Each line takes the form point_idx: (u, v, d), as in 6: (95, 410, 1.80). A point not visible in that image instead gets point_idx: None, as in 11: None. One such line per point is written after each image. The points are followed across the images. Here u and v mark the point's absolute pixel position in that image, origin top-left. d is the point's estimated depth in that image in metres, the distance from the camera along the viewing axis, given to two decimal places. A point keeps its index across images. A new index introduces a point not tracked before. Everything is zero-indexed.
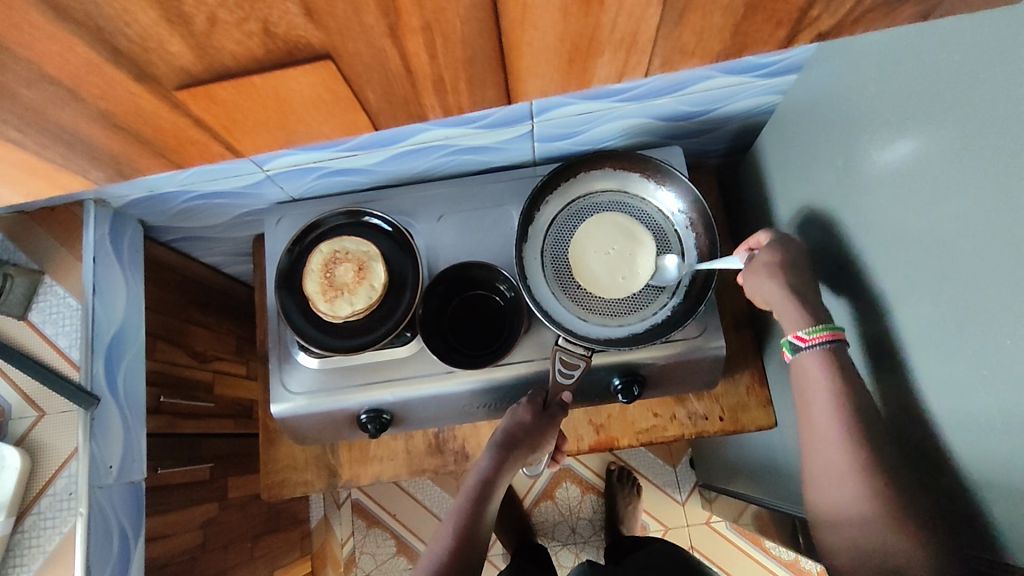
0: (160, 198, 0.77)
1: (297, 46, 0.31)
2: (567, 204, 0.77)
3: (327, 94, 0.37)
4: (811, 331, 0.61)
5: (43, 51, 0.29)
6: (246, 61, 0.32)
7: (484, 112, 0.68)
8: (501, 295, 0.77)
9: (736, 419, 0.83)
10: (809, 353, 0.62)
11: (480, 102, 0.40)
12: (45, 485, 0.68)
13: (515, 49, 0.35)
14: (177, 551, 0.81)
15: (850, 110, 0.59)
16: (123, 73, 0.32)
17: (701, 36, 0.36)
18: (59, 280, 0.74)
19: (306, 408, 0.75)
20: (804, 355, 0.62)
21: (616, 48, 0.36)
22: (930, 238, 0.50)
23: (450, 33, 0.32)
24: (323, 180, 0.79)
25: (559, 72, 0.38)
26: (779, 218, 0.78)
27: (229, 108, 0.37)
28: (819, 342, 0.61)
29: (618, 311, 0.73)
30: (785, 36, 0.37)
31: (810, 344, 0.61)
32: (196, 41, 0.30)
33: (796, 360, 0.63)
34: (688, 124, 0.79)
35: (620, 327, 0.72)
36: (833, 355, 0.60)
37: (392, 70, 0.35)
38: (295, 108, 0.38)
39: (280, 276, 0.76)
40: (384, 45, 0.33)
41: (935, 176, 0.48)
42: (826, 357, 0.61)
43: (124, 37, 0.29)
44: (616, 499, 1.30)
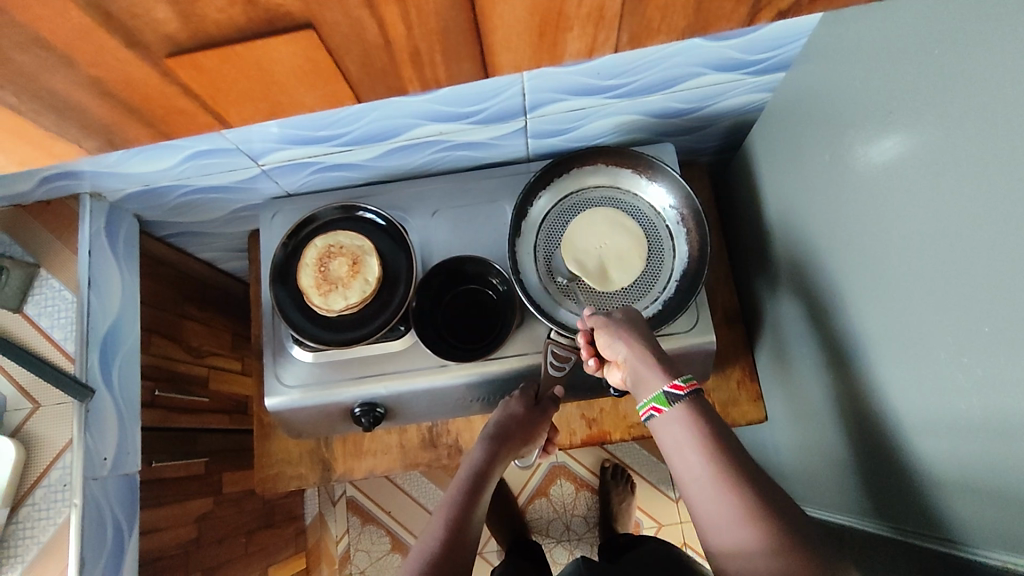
0: (156, 193, 0.77)
1: (277, 14, 0.32)
2: (561, 200, 0.78)
3: (307, 64, 0.36)
4: (684, 378, 0.57)
5: (37, 20, 0.29)
6: (237, 33, 0.32)
7: (476, 108, 0.69)
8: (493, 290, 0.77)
9: (727, 413, 0.86)
10: (684, 404, 0.55)
11: (458, 77, 0.40)
12: (39, 476, 0.68)
13: (488, 22, 0.35)
14: (171, 544, 0.81)
15: (837, 106, 0.60)
16: (114, 43, 0.32)
17: (667, 11, 0.36)
18: (55, 273, 0.74)
19: (300, 401, 0.75)
20: (681, 405, 0.55)
21: (585, 23, 0.37)
22: (912, 227, 0.51)
23: (423, 4, 0.33)
24: (317, 175, 0.80)
25: (531, 47, 0.38)
26: (769, 213, 0.78)
27: (216, 79, 0.36)
28: (695, 389, 0.56)
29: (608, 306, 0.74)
30: (749, 15, 0.38)
31: (687, 392, 0.56)
32: (182, 7, 0.30)
33: (666, 416, 0.56)
34: (681, 121, 0.80)
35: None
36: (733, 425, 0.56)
37: (370, 41, 0.35)
38: (277, 79, 0.37)
39: (275, 270, 0.77)
40: (361, 16, 0.33)
41: (917, 166, 0.49)
42: (693, 407, 0.55)
43: (116, 5, 0.29)
44: (610, 497, 1.32)
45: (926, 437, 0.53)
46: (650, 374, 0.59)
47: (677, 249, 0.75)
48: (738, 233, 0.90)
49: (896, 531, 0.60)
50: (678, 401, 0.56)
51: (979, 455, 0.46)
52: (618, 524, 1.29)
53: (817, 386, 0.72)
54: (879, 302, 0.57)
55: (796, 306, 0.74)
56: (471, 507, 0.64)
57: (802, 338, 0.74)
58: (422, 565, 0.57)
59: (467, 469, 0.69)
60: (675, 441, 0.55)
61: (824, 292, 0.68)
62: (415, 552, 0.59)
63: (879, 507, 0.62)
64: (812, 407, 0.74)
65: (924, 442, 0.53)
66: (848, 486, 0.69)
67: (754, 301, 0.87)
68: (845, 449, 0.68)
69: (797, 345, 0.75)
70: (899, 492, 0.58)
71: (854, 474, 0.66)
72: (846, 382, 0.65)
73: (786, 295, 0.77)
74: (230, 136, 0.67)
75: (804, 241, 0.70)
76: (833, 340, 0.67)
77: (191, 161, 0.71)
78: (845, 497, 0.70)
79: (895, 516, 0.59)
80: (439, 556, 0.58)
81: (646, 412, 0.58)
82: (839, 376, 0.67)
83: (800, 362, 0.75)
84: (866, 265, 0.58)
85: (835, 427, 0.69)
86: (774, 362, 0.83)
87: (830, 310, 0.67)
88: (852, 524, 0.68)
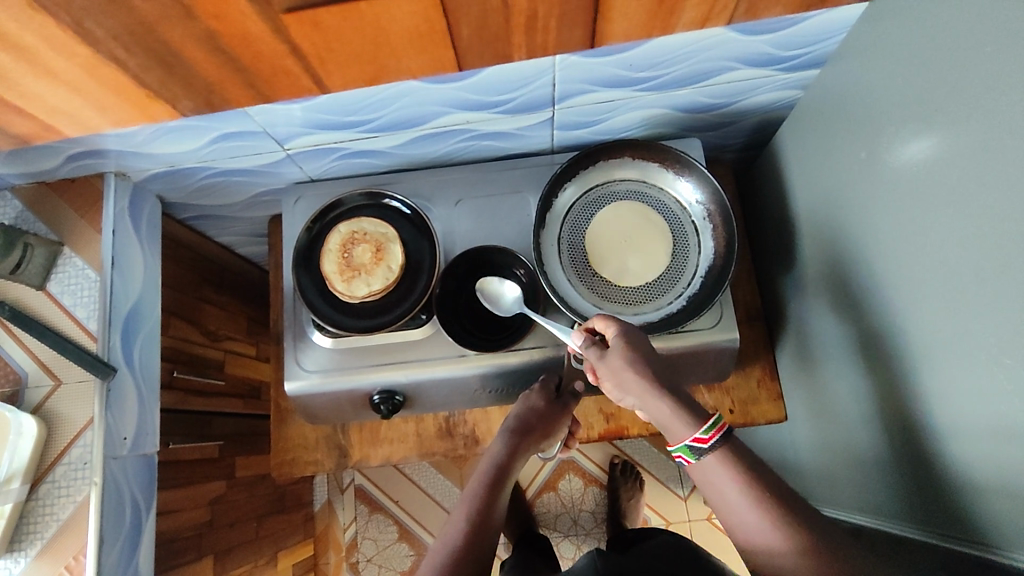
0: (180, 174, 0.77)
1: None
2: (586, 192, 0.78)
3: (428, 25, 0.45)
4: (707, 429, 0.53)
5: None
6: None
7: (506, 97, 0.69)
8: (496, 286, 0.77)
9: (746, 412, 0.85)
10: (712, 458, 0.53)
11: (566, 41, 0.50)
12: (60, 454, 0.68)
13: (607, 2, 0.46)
14: (185, 526, 0.81)
15: (873, 104, 0.59)
16: None
17: None
18: (78, 252, 0.74)
19: (319, 386, 0.75)
20: (710, 459, 0.53)
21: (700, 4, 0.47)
22: (952, 226, 0.50)
23: None
24: (341, 161, 0.79)
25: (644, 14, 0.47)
26: (797, 212, 0.78)
27: (357, 26, 0.44)
28: (720, 441, 0.53)
29: (633, 300, 0.74)
30: None
31: (712, 444, 0.53)
32: None
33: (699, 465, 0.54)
34: (708, 117, 0.79)
35: (635, 315, 0.73)
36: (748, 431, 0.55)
37: (494, 7, 0.44)
38: (400, 35, 0.46)
39: (298, 254, 0.76)
40: None
41: (958, 165, 0.49)
42: (729, 450, 0.53)
43: None
44: (619, 493, 1.31)
45: (960, 439, 0.53)
46: (672, 424, 0.55)
47: (702, 246, 0.75)
48: (761, 232, 0.89)
49: (923, 532, 0.59)
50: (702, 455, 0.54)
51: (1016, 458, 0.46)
52: (625, 519, 1.28)
53: (844, 386, 0.72)
54: (913, 302, 0.57)
55: (824, 306, 0.74)
56: (492, 501, 0.64)
57: (829, 338, 0.74)
58: (444, 560, 0.57)
59: (488, 463, 0.69)
60: (705, 475, 0.54)
61: (855, 291, 0.67)
62: (436, 547, 0.59)
63: (907, 509, 0.62)
64: (836, 407, 0.74)
65: (958, 444, 0.53)
66: (872, 487, 0.68)
67: (777, 300, 0.87)
68: (872, 450, 0.67)
69: (824, 344, 0.75)
70: (930, 493, 0.58)
71: (878, 475, 0.66)
72: (876, 383, 0.65)
73: (814, 294, 0.76)
74: (258, 119, 0.67)
75: (834, 240, 0.70)
76: (864, 340, 0.67)
77: (218, 142, 0.71)
78: (869, 498, 0.69)
79: (925, 518, 0.59)
80: (460, 552, 0.58)
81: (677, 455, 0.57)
82: (868, 376, 0.66)
83: (826, 361, 0.75)
84: (902, 264, 0.58)
85: (862, 428, 0.69)
86: (797, 361, 0.83)
87: (860, 311, 0.66)
88: (875, 525, 0.68)
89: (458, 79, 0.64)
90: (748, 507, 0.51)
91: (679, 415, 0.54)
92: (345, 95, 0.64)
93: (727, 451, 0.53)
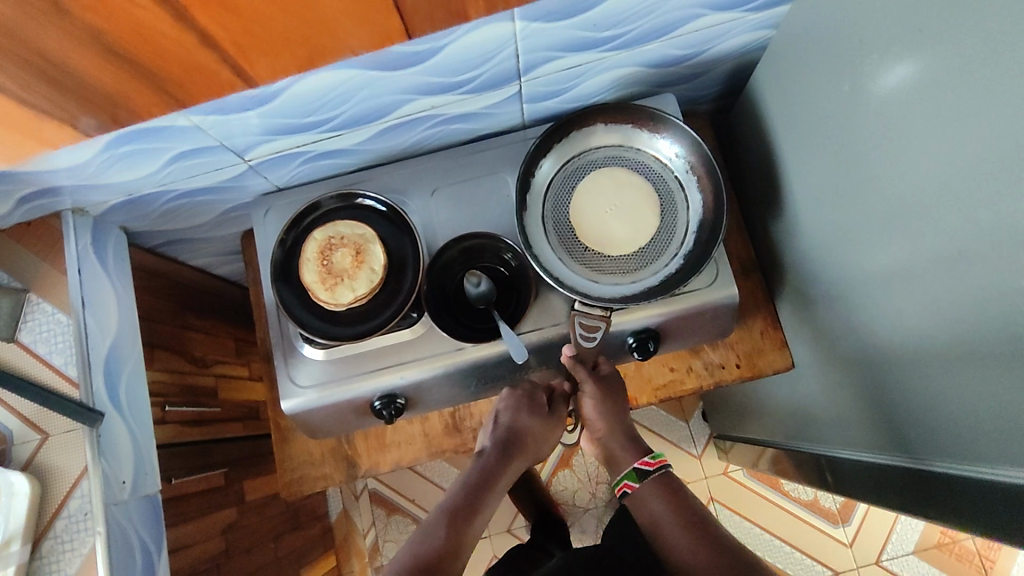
0: (141, 202, 0.73)
1: None
2: (564, 164, 0.75)
3: None
4: (654, 456, 0.69)
5: None
6: None
7: (468, 76, 0.65)
8: (483, 273, 0.73)
9: (753, 364, 0.84)
10: (652, 478, 0.67)
11: None
12: (58, 508, 0.66)
13: None
14: (200, 559, 0.79)
15: (848, 35, 0.57)
16: None
17: None
18: (46, 297, 0.70)
19: (317, 401, 0.73)
20: (649, 480, 0.67)
21: None
22: (943, 153, 0.48)
23: None
24: (308, 166, 0.76)
25: None
26: (780, 157, 0.75)
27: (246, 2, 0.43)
28: (663, 465, 0.68)
29: (628, 268, 0.72)
30: None
31: (653, 467, 0.68)
32: None
33: (636, 491, 0.67)
34: (679, 70, 0.77)
35: (633, 284, 0.71)
36: (669, 479, 0.67)
37: None
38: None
39: (276, 268, 0.73)
40: None
41: (944, 88, 0.47)
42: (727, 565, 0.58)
43: None
44: None
45: (969, 370, 0.51)
46: (620, 454, 0.71)
47: (691, 204, 0.73)
48: (748, 182, 0.87)
49: (944, 470, 0.57)
50: (647, 476, 0.67)
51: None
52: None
53: (847, 329, 0.70)
54: (909, 233, 0.55)
55: (819, 249, 0.72)
56: (463, 523, 0.64)
57: (828, 280, 0.72)
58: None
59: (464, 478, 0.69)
60: (638, 497, 0.67)
61: (847, 231, 0.65)
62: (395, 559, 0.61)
63: (922, 446, 0.60)
64: (840, 347, 0.73)
65: (968, 376, 0.51)
66: (880, 426, 0.68)
67: (771, 248, 0.85)
68: (878, 389, 0.66)
69: (823, 287, 0.73)
70: (941, 426, 0.57)
71: (888, 413, 0.65)
72: (880, 321, 0.63)
73: (808, 239, 0.74)
74: (213, 132, 0.63)
75: (822, 182, 0.68)
76: (861, 279, 0.65)
77: (175, 163, 0.67)
78: (880, 437, 0.68)
79: (938, 452, 0.58)
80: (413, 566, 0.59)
81: (620, 488, 0.69)
82: (870, 315, 0.65)
83: (827, 304, 0.74)
84: (892, 198, 0.56)
85: (867, 370, 0.68)
86: (797, 307, 0.81)
87: (856, 250, 0.65)
88: (891, 464, 0.66)
89: (413, 63, 0.60)
90: (664, 503, 0.65)
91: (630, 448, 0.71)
92: (298, 95, 0.61)
93: (665, 475, 0.67)
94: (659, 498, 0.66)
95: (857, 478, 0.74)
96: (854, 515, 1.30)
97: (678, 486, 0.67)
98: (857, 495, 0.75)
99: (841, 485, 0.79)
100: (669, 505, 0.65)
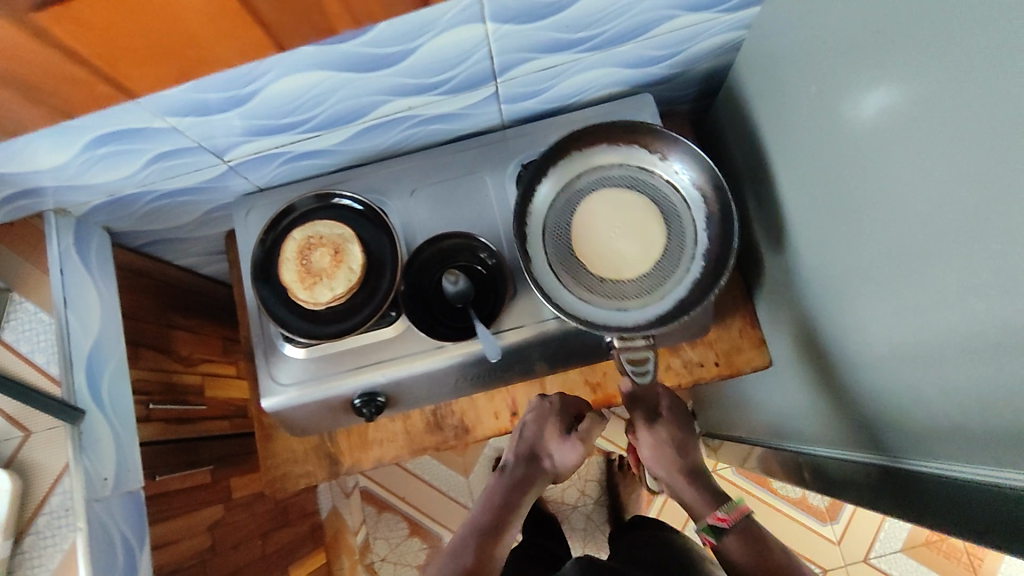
0: (123, 202, 0.74)
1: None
2: (553, 200, 0.73)
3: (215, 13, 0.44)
4: (728, 510, 0.74)
5: None
6: None
7: (443, 77, 0.66)
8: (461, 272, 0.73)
9: (731, 362, 0.85)
10: (733, 534, 0.73)
11: None
12: (39, 504, 0.67)
13: None
14: (185, 556, 0.80)
15: (814, 36, 0.57)
16: None
17: None
18: (29, 296, 0.71)
19: (298, 399, 0.74)
20: (731, 536, 0.73)
21: None
22: (902, 153, 0.49)
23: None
24: (288, 166, 0.77)
25: None
26: (756, 156, 0.76)
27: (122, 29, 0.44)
28: (739, 520, 0.73)
29: (652, 286, 0.70)
30: None
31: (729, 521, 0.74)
32: None
33: (720, 543, 0.73)
34: (656, 70, 0.77)
35: (661, 303, 0.69)
36: (748, 525, 0.73)
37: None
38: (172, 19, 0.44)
39: (256, 268, 0.74)
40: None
41: (901, 88, 0.47)
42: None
43: None
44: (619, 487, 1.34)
45: (930, 368, 0.52)
46: (698, 505, 0.77)
47: (678, 208, 0.72)
48: (728, 181, 0.88)
49: (915, 468, 0.58)
50: (724, 532, 0.73)
51: (983, 377, 0.45)
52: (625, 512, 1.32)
53: (820, 328, 0.71)
54: (872, 234, 0.56)
55: (793, 249, 0.73)
56: (496, 532, 0.71)
57: (802, 279, 0.73)
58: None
59: (494, 495, 0.75)
60: (722, 545, 0.73)
61: (817, 231, 0.66)
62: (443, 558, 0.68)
63: (893, 443, 0.61)
64: (814, 346, 0.73)
65: (930, 374, 0.52)
66: (852, 424, 0.68)
67: (749, 247, 0.85)
68: (849, 388, 0.67)
69: (797, 286, 0.74)
70: (908, 424, 0.57)
71: (859, 411, 0.66)
72: (850, 320, 0.64)
73: (783, 238, 0.75)
74: (191, 134, 0.64)
75: (793, 182, 0.68)
76: (832, 278, 0.66)
77: (154, 164, 0.68)
78: (853, 435, 0.69)
79: (907, 450, 0.59)
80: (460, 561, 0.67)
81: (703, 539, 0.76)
82: (840, 314, 0.66)
83: (801, 303, 0.74)
84: (857, 198, 0.57)
85: (839, 368, 0.68)
86: (774, 306, 0.82)
87: (826, 251, 0.65)
88: (864, 461, 0.67)
89: (385, 64, 0.61)
90: (750, 555, 0.70)
91: (708, 501, 0.76)
92: (274, 96, 0.61)
93: (744, 522, 0.74)
94: (751, 554, 0.70)
95: (833, 476, 0.75)
96: (842, 512, 1.31)
97: (757, 532, 0.72)
98: (834, 493, 0.75)
99: (823, 484, 0.78)
100: (754, 556, 0.70)
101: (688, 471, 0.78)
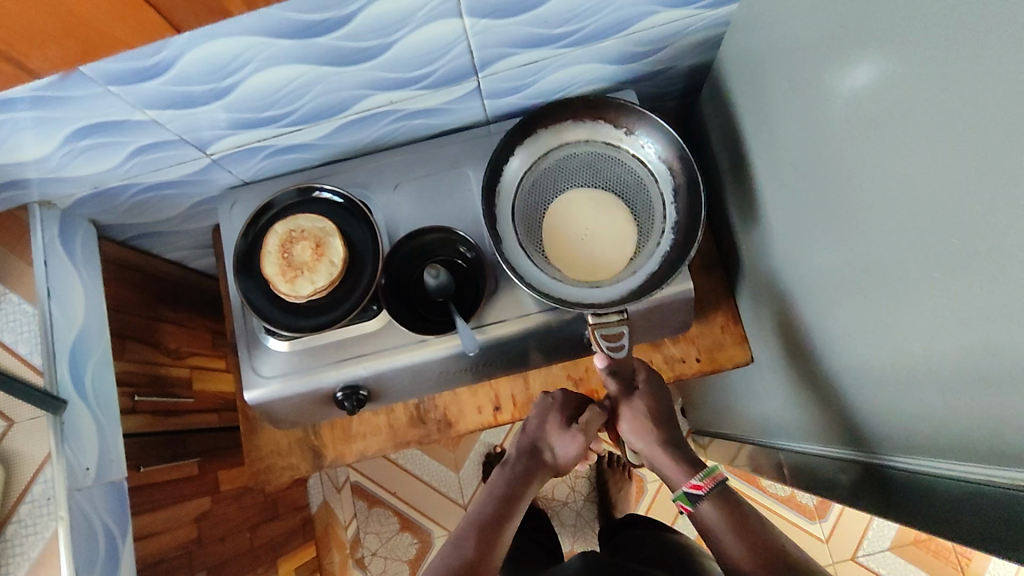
0: (108, 194, 0.75)
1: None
2: (522, 202, 0.73)
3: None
4: (702, 476, 0.69)
5: None
6: None
7: (424, 71, 0.66)
8: (443, 266, 0.74)
9: (713, 359, 0.87)
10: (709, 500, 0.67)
11: None
12: (22, 492, 0.67)
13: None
14: (170, 546, 0.81)
15: (791, 31, 0.57)
16: None
17: None
18: (13, 288, 0.71)
19: (280, 390, 0.74)
20: (705, 503, 0.67)
21: None
22: (872, 147, 0.49)
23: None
24: (272, 160, 0.77)
25: None
26: (738, 152, 0.76)
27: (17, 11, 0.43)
28: (713, 485, 0.67)
29: (632, 270, 0.71)
30: None
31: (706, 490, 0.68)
32: None
33: (697, 513, 0.67)
34: (639, 66, 0.77)
35: (642, 286, 0.70)
36: (726, 494, 0.67)
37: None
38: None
39: (238, 261, 0.75)
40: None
41: (870, 82, 0.47)
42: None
43: None
44: (609, 486, 1.32)
45: (902, 363, 0.52)
46: (675, 474, 0.71)
47: (648, 192, 0.73)
48: (713, 178, 0.88)
49: (890, 464, 0.58)
50: (698, 499, 0.67)
51: (952, 371, 0.46)
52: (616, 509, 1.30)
53: (799, 324, 0.71)
54: (847, 228, 0.56)
55: (773, 245, 0.73)
56: (498, 527, 0.69)
57: (782, 276, 0.73)
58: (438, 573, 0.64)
59: (495, 486, 0.75)
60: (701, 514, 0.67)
61: (796, 227, 0.66)
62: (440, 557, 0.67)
63: (869, 438, 0.61)
64: (794, 342, 0.74)
65: (902, 369, 0.52)
66: (830, 420, 0.68)
67: (732, 244, 0.86)
68: (827, 384, 0.67)
69: (778, 282, 0.74)
70: (884, 419, 0.57)
71: (837, 407, 0.66)
72: (827, 316, 0.64)
73: (764, 234, 0.75)
74: (173, 126, 0.65)
75: (773, 178, 0.68)
76: (809, 274, 0.66)
77: (136, 157, 0.69)
78: (831, 431, 0.69)
79: (883, 445, 0.59)
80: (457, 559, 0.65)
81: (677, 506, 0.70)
82: (818, 310, 0.66)
83: (782, 299, 0.74)
84: (832, 193, 0.57)
85: (817, 363, 0.69)
86: (756, 302, 0.82)
87: (805, 247, 0.65)
88: (841, 456, 0.67)
89: (366, 58, 0.62)
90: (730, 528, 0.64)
91: (683, 471, 0.71)
92: (254, 89, 0.62)
93: (721, 492, 0.67)
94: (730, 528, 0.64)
95: (813, 472, 0.75)
96: (831, 511, 1.31)
97: (734, 501, 0.67)
98: (813, 487, 0.76)
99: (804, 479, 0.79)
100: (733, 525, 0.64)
101: (665, 441, 0.74)
